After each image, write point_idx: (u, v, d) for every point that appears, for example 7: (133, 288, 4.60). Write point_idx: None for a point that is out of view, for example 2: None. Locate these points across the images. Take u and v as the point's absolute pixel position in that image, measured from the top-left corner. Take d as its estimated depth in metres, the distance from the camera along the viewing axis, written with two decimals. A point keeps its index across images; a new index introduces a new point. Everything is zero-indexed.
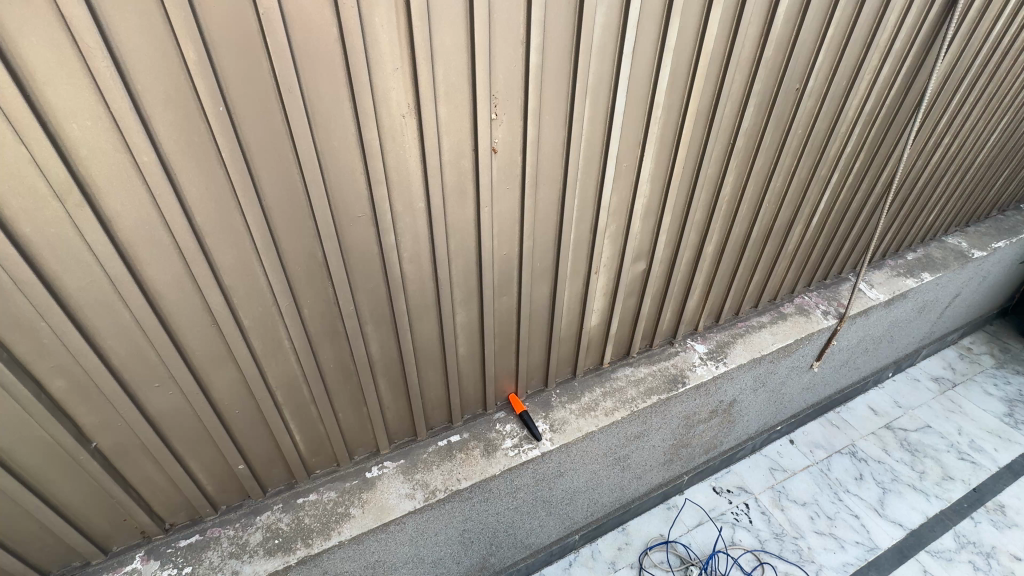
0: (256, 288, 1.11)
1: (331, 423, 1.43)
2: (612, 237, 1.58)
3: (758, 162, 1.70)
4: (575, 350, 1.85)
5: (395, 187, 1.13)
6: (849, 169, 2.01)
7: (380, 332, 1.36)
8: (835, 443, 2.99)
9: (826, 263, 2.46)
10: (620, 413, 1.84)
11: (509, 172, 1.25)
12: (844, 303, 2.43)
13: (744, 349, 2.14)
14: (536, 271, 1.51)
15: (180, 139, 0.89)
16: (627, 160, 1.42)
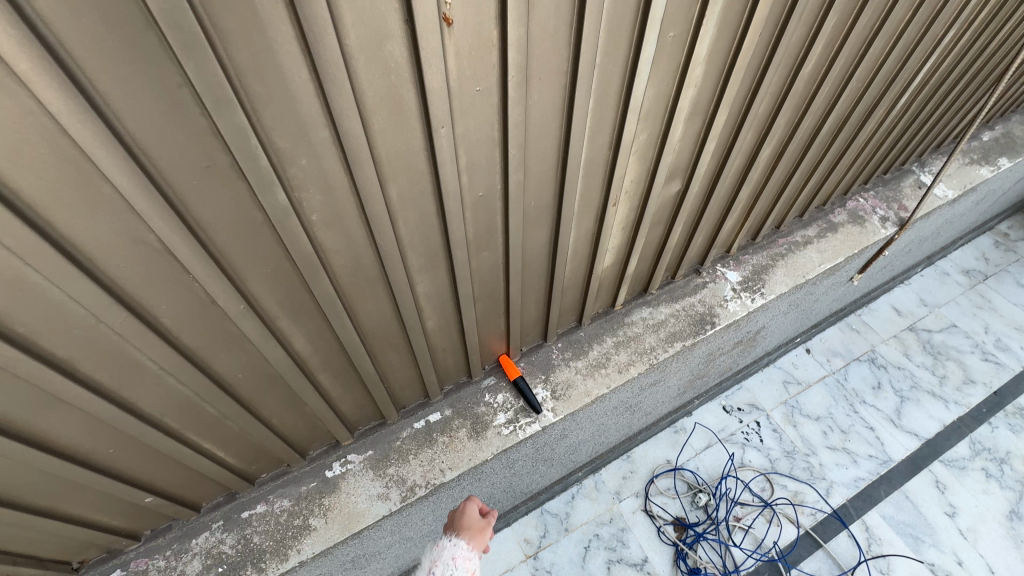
0: (55, 303, 0.65)
1: (263, 433, 1.08)
2: (641, 151, 1.07)
3: (864, 18, 1.14)
4: (582, 298, 1.44)
5: (264, 106, 0.61)
6: (967, 24, 1.44)
7: (303, 325, 0.92)
8: (854, 350, 2.77)
9: (893, 154, 1.96)
10: (636, 369, 1.49)
11: (479, 63, 0.71)
12: (906, 205, 1.98)
13: (786, 274, 1.74)
14: (530, 213, 1.03)
15: None
16: (675, 28, 0.86)
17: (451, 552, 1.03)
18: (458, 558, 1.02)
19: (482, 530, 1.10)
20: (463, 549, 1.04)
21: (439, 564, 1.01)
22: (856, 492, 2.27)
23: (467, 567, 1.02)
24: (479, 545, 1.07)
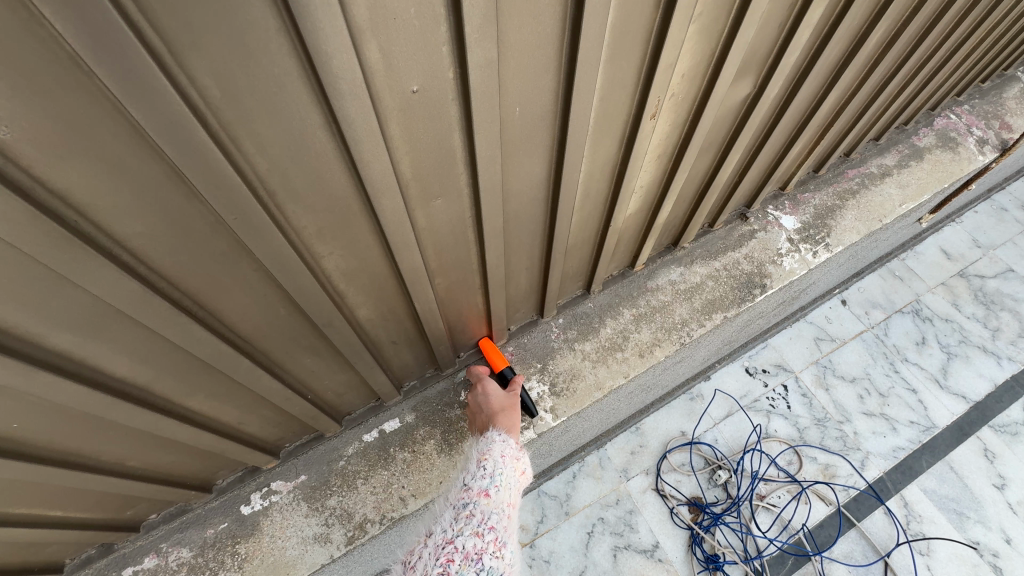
0: None
1: (115, 486, 0.71)
2: (704, 20, 0.62)
3: None
4: (592, 260, 1.03)
5: None
6: None
7: (114, 342, 0.52)
8: (895, 301, 2.41)
9: (1005, 53, 1.47)
10: (663, 351, 1.12)
11: None
12: (1009, 124, 1.52)
13: (857, 218, 1.32)
14: (514, 134, 0.60)
15: None
16: None
17: (498, 443, 0.81)
18: (509, 454, 0.80)
19: (517, 405, 0.90)
20: (510, 442, 0.82)
21: (486, 461, 0.78)
22: (895, 464, 2.01)
23: (520, 465, 0.80)
24: (519, 426, 0.86)
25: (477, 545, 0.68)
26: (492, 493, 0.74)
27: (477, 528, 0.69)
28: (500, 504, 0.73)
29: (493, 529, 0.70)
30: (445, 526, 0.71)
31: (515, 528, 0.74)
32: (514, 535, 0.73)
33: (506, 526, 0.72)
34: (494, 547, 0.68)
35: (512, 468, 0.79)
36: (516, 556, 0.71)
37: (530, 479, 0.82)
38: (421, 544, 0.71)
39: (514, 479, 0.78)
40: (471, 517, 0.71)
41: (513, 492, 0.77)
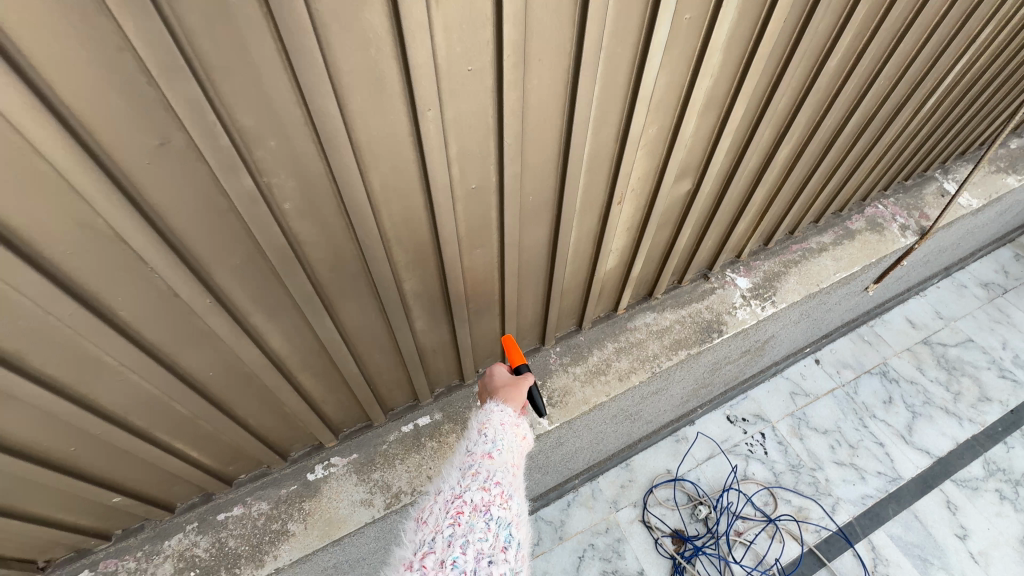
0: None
1: (240, 435, 1.03)
2: (649, 147, 1.00)
3: (894, 10, 1.06)
4: (583, 301, 1.37)
5: (226, 82, 0.54)
6: (1004, 22, 1.36)
7: (283, 322, 0.86)
8: (864, 363, 2.67)
9: (916, 160, 1.86)
10: (638, 377, 1.42)
11: (473, 43, 0.64)
12: (927, 213, 1.89)
13: (798, 282, 1.66)
14: (529, 210, 0.96)
15: None
16: (690, 11, 0.78)
17: (498, 414, 0.86)
18: (508, 421, 0.85)
19: (521, 387, 0.93)
20: (509, 412, 0.87)
21: (487, 428, 0.83)
22: (863, 510, 2.19)
23: (519, 432, 0.85)
24: (516, 404, 0.90)
25: (486, 495, 0.70)
26: (496, 453, 0.78)
27: (485, 480, 0.72)
28: (503, 462, 0.77)
29: (500, 482, 0.73)
30: (452, 483, 0.73)
31: (519, 484, 0.78)
32: (519, 489, 0.76)
33: (511, 480, 0.75)
34: (503, 496, 0.71)
35: (511, 433, 0.84)
36: (523, 507, 0.74)
37: (529, 447, 0.87)
38: (428, 503, 0.73)
39: (514, 443, 0.83)
40: (478, 472, 0.74)
41: (514, 453, 0.81)
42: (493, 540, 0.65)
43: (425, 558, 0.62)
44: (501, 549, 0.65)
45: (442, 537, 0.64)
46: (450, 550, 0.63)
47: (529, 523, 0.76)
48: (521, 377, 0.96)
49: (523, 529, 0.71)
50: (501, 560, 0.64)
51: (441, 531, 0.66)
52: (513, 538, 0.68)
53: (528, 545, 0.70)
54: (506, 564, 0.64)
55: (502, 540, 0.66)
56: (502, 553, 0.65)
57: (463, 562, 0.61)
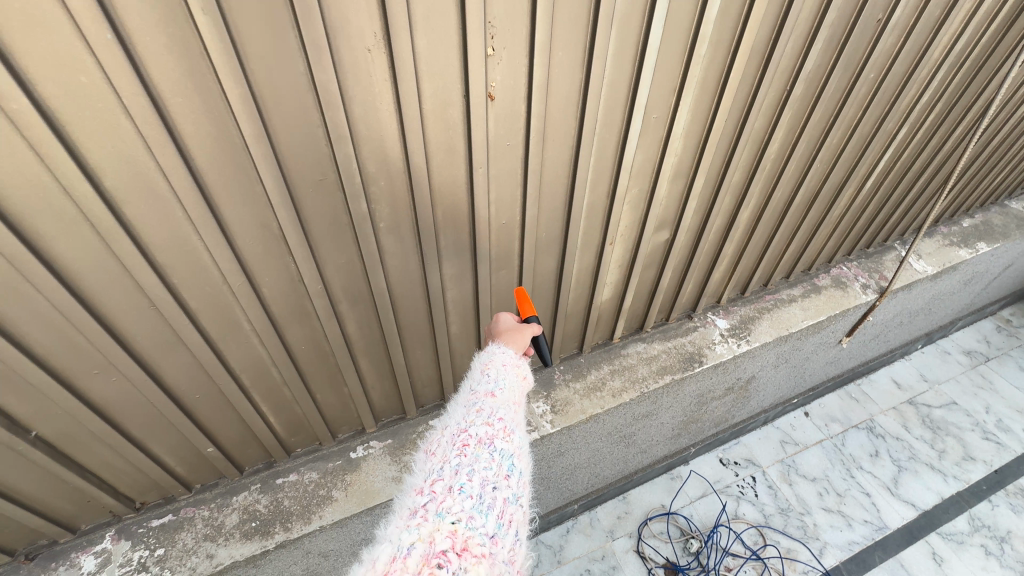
0: (201, 266, 0.93)
1: (308, 406, 1.31)
2: (633, 203, 1.34)
3: (815, 114, 1.41)
4: (583, 326, 1.67)
5: (363, 144, 0.90)
6: (920, 123, 1.70)
7: (358, 311, 1.19)
8: (852, 418, 2.85)
9: (872, 231, 2.19)
10: (628, 394, 1.68)
11: (510, 127, 1.01)
12: (886, 276, 2.19)
13: (770, 326, 1.94)
14: (542, 243, 1.30)
15: (66, 83, 0.66)
16: (657, 112, 1.16)
17: (500, 358, 0.94)
18: (509, 364, 0.92)
19: (524, 332, 1.04)
20: (511, 356, 0.95)
21: (489, 370, 0.90)
22: (850, 555, 2.29)
23: (519, 373, 0.93)
24: (515, 345, 1.01)
25: (488, 430, 0.77)
26: (497, 393, 0.85)
27: (488, 417, 0.79)
28: (504, 400, 0.84)
29: (502, 418, 0.80)
30: (458, 419, 0.80)
31: (520, 419, 0.85)
32: (520, 423, 0.83)
33: (512, 416, 0.82)
34: (504, 431, 0.78)
35: (511, 374, 0.91)
36: (523, 440, 0.81)
37: (529, 386, 0.94)
38: (437, 435, 0.79)
39: (515, 383, 0.90)
40: (481, 410, 0.80)
41: (515, 392, 0.89)
42: (495, 468, 0.73)
43: (435, 483, 0.70)
44: (503, 475, 0.73)
45: (449, 466, 0.71)
46: (457, 478, 0.70)
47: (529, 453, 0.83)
48: (525, 325, 1.07)
49: (524, 458, 0.79)
50: (503, 484, 0.72)
51: (449, 460, 0.73)
52: (514, 466, 0.75)
53: (528, 472, 0.78)
54: (508, 488, 0.72)
55: (505, 468, 0.73)
56: (504, 479, 0.72)
57: (469, 488, 0.69)
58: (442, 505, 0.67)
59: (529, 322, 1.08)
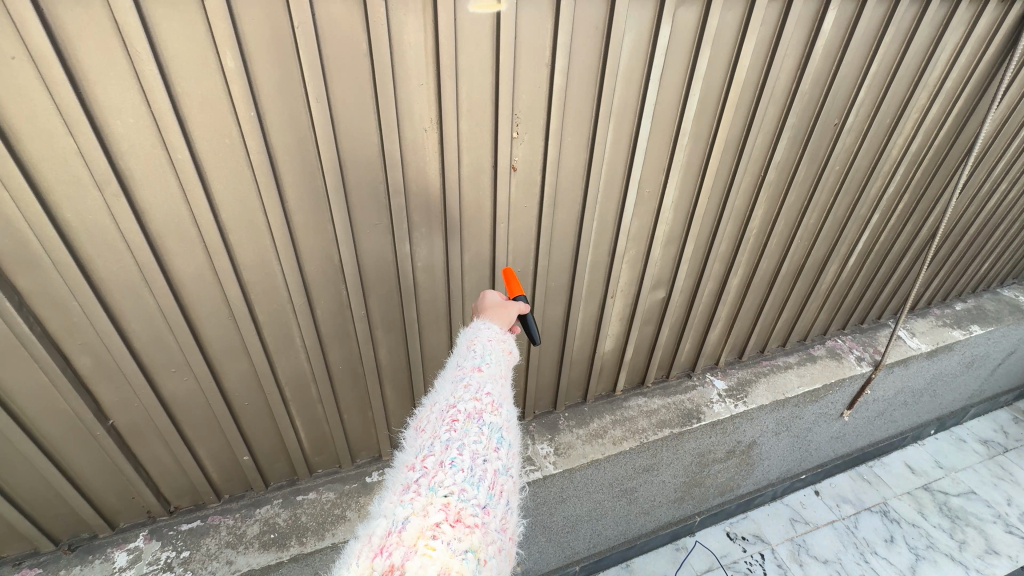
0: (273, 285, 1.16)
1: (336, 425, 1.47)
2: (631, 262, 1.56)
3: (789, 197, 1.65)
4: (587, 374, 1.83)
5: (413, 198, 1.16)
6: (892, 210, 1.91)
7: (391, 338, 1.39)
8: (864, 500, 2.79)
9: (863, 307, 2.35)
10: (629, 443, 1.78)
11: (528, 192, 1.27)
12: (880, 350, 2.31)
13: (766, 389, 2.04)
14: (551, 291, 1.51)
15: (214, 142, 0.94)
16: (649, 187, 1.41)
17: (485, 333, 0.99)
18: (494, 339, 0.98)
19: (509, 309, 1.07)
20: (495, 331, 1.01)
21: (475, 346, 0.95)
22: None
23: (504, 347, 0.98)
24: (500, 323, 1.04)
25: (476, 405, 0.82)
26: (484, 368, 0.90)
27: (475, 393, 0.84)
28: (490, 375, 0.89)
29: (489, 393, 0.85)
30: (446, 396, 0.84)
31: (506, 392, 0.90)
32: (506, 397, 0.88)
33: (498, 390, 0.87)
34: (492, 405, 0.83)
35: (497, 348, 0.96)
36: (509, 413, 0.87)
37: (514, 359, 1.00)
38: (426, 412, 0.83)
39: (501, 356, 0.96)
40: (469, 386, 0.85)
41: (500, 366, 0.94)
42: (485, 442, 0.77)
43: (427, 458, 0.73)
44: (492, 448, 0.78)
45: (440, 441, 0.75)
46: (448, 452, 0.74)
47: (515, 426, 0.89)
48: (512, 302, 1.09)
49: (510, 431, 0.84)
50: (492, 456, 0.77)
51: (439, 436, 0.76)
52: (502, 439, 0.81)
53: (514, 444, 0.83)
54: (497, 460, 0.77)
55: (493, 441, 0.78)
56: (493, 451, 0.77)
57: (460, 461, 0.73)
58: (434, 479, 0.70)
59: (516, 301, 1.11)
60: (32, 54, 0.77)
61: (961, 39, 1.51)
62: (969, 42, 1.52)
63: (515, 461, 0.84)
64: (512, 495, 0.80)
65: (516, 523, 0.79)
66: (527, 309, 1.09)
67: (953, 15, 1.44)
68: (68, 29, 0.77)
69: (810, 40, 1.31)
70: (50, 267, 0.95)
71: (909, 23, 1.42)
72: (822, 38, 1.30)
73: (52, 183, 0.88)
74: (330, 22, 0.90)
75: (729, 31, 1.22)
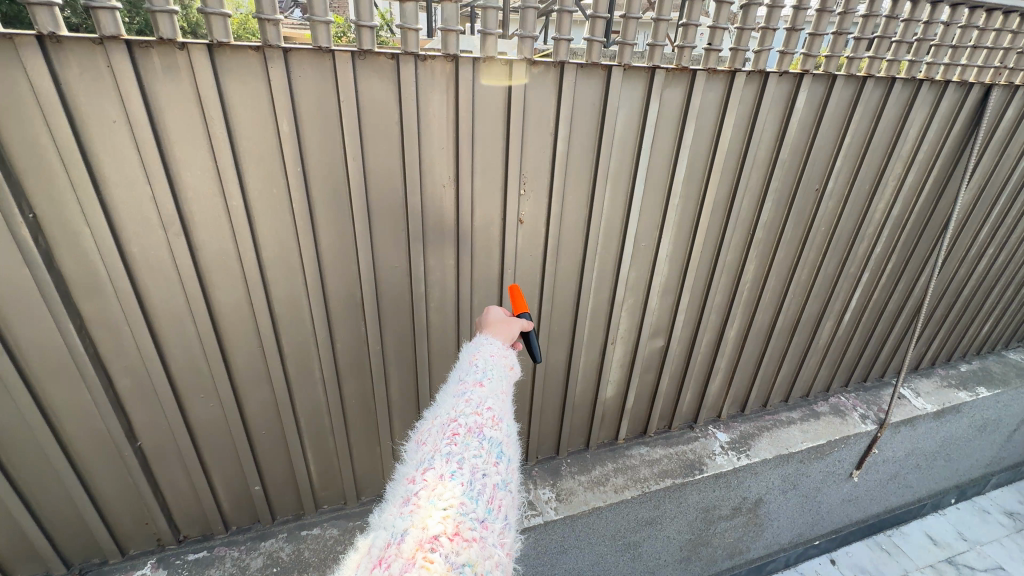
0: (300, 319, 1.28)
1: (345, 458, 1.53)
2: (630, 310, 1.66)
3: (779, 254, 1.76)
4: (589, 420, 1.88)
5: (430, 244, 1.30)
6: (882, 269, 2.01)
7: (402, 374, 1.48)
8: (885, 572, 2.65)
9: (864, 365, 2.39)
10: (630, 492, 1.77)
11: (533, 242, 1.41)
12: (885, 409, 2.31)
13: (770, 443, 2.04)
14: (554, 335, 1.60)
15: (265, 191, 1.10)
16: (645, 241, 1.54)
17: (487, 349, 1.06)
18: (496, 354, 1.05)
19: (512, 325, 1.16)
20: (497, 346, 1.08)
21: (477, 361, 1.02)
22: None
23: (505, 361, 1.05)
24: (503, 337, 1.13)
25: (477, 420, 0.88)
26: (485, 382, 0.97)
27: (476, 407, 0.91)
28: (491, 389, 0.96)
29: (490, 408, 0.91)
30: (448, 409, 0.91)
31: (506, 406, 0.96)
32: (506, 411, 0.95)
33: (499, 404, 0.94)
34: (492, 420, 0.89)
35: (498, 362, 1.03)
36: (509, 428, 0.93)
37: (515, 374, 1.07)
38: (428, 425, 0.90)
39: (502, 370, 1.03)
40: (471, 400, 0.92)
41: (501, 380, 1.00)
42: (484, 456, 0.84)
43: (427, 471, 0.80)
44: (491, 462, 0.84)
45: (441, 454, 0.82)
46: (449, 466, 0.80)
47: (515, 440, 0.95)
48: (515, 319, 1.19)
49: (510, 445, 0.90)
50: (491, 471, 0.83)
51: (440, 449, 0.83)
52: (502, 453, 0.87)
53: (513, 458, 0.90)
54: (496, 474, 0.83)
55: (493, 455, 0.85)
56: (492, 466, 0.84)
57: (460, 475, 0.79)
58: (434, 492, 0.76)
59: (519, 318, 1.21)
60: (129, 118, 0.95)
61: (927, 117, 1.68)
62: (935, 120, 1.68)
63: (514, 475, 0.90)
64: (511, 509, 0.85)
65: (515, 536, 0.85)
66: (531, 328, 1.19)
67: (916, 97, 1.61)
68: (160, 99, 0.96)
69: (786, 117, 1.48)
70: (112, 294, 1.08)
71: (876, 103, 1.59)
72: (796, 115, 1.48)
73: (126, 222, 1.03)
74: (370, 98, 1.09)
75: (711, 108, 1.39)
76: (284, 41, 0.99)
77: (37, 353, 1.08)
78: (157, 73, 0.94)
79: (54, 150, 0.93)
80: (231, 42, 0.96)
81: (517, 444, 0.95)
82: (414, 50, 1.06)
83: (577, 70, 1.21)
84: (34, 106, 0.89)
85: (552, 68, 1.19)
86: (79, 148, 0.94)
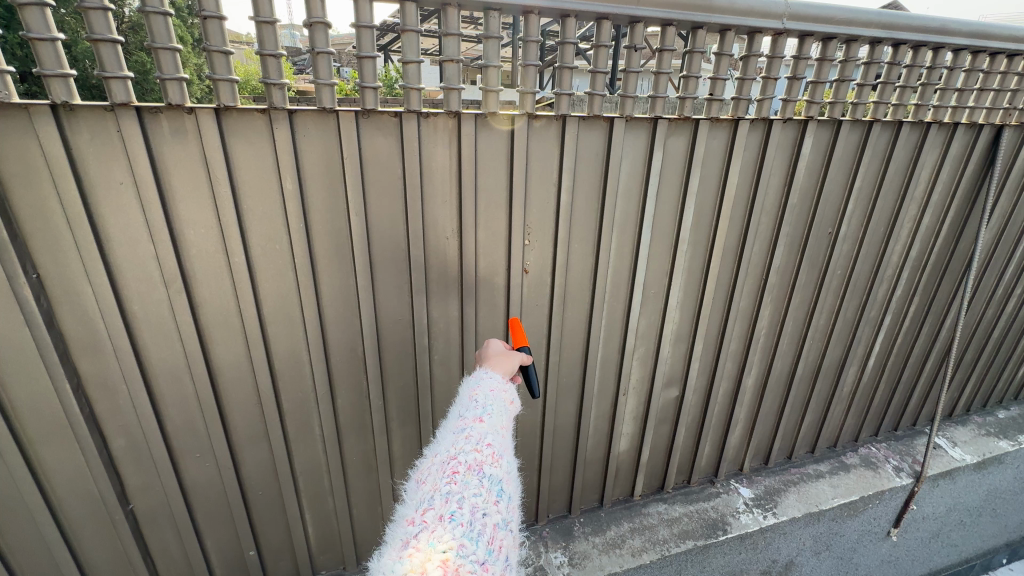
0: (300, 373, 1.24)
1: (345, 518, 1.46)
2: (641, 359, 1.60)
3: (795, 298, 1.70)
4: (602, 476, 1.78)
5: (434, 296, 1.28)
6: (904, 311, 1.93)
7: (405, 430, 1.43)
8: None
9: (892, 413, 2.27)
10: (648, 556, 1.64)
11: (539, 292, 1.39)
12: (920, 460, 2.16)
13: (798, 499, 1.91)
14: (562, 387, 1.55)
15: (266, 248, 1.10)
16: (654, 287, 1.50)
17: (487, 382, 1.00)
18: (496, 388, 0.99)
19: (511, 358, 1.11)
20: (497, 380, 1.02)
21: (478, 395, 0.96)
22: None
23: (505, 396, 0.99)
24: (501, 370, 1.08)
25: (477, 456, 0.82)
26: (485, 417, 0.91)
27: (476, 443, 0.85)
28: (491, 425, 0.90)
29: (490, 444, 0.86)
30: (448, 447, 0.85)
31: (507, 443, 0.90)
32: (507, 447, 0.88)
33: (500, 441, 0.88)
34: (493, 456, 0.84)
35: (498, 397, 0.97)
36: (511, 465, 0.87)
37: (516, 410, 1.00)
38: (427, 463, 0.84)
39: (502, 406, 0.96)
40: (470, 436, 0.86)
41: (502, 416, 0.94)
42: (485, 495, 0.78)
43: (426, 513, 0.74)
44: (492, 501, 0.78)
45: (441, 494, 0.76)
46: (449, 505, 0.75)
47: (517, 478, 0.89)
48: (514, 353, 1.14)
49: (511, 483, 0.84)
50: (492, 510, 0.77)
51: (440, 488, 0.77)
52: (503, 491, 0.81)
53: (513, 495, 0.83)
54: (497, 514, 0.77)
55: (494, 494, 0.79)
56: (493, 505, 0.77)
57: (460, 515, 0.74)
58: (433, 534, 0.71)
59: (519, 351, 1.16)
60: (135, 179, 0.96)
61: (939, 159, 1.65)
62: (947, 162, 1.65)
63: (515, 515, 0.83)
64: (512, 551, 0.79)
65: None
66: (530, 361, 1.13)
67: (925, 139, 1.58)
68: (167, 161, 0.97)
69: (794, 162, 1.47)
70: (110, 352, 1.07)
71: (885, 146, 1.57)
72: (804, 160, 1.46)
73: (127, 279, 1.03)
74: (374, 156, 1.10)
75: (716, 155, 1.38)
76: (290, 104, 1.01)
77: (31, 414, 1.05)
78: (165, 137, 0.96)
79: (60, 212, 0.94)
80: (237, 105, 0.98)
81: (519, 482, 0.89)
82: (416, 108, 1.08)
83: (579, 123, 1.22)
84: (43, 169, 0.90)
85: (554, 121, 1.20)
86: (86, 210, 0.95)
